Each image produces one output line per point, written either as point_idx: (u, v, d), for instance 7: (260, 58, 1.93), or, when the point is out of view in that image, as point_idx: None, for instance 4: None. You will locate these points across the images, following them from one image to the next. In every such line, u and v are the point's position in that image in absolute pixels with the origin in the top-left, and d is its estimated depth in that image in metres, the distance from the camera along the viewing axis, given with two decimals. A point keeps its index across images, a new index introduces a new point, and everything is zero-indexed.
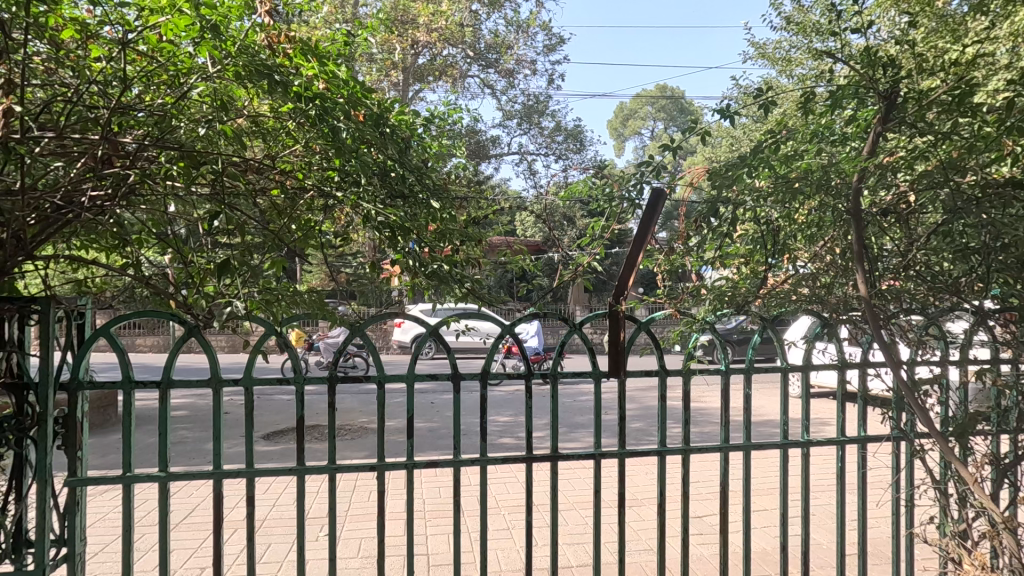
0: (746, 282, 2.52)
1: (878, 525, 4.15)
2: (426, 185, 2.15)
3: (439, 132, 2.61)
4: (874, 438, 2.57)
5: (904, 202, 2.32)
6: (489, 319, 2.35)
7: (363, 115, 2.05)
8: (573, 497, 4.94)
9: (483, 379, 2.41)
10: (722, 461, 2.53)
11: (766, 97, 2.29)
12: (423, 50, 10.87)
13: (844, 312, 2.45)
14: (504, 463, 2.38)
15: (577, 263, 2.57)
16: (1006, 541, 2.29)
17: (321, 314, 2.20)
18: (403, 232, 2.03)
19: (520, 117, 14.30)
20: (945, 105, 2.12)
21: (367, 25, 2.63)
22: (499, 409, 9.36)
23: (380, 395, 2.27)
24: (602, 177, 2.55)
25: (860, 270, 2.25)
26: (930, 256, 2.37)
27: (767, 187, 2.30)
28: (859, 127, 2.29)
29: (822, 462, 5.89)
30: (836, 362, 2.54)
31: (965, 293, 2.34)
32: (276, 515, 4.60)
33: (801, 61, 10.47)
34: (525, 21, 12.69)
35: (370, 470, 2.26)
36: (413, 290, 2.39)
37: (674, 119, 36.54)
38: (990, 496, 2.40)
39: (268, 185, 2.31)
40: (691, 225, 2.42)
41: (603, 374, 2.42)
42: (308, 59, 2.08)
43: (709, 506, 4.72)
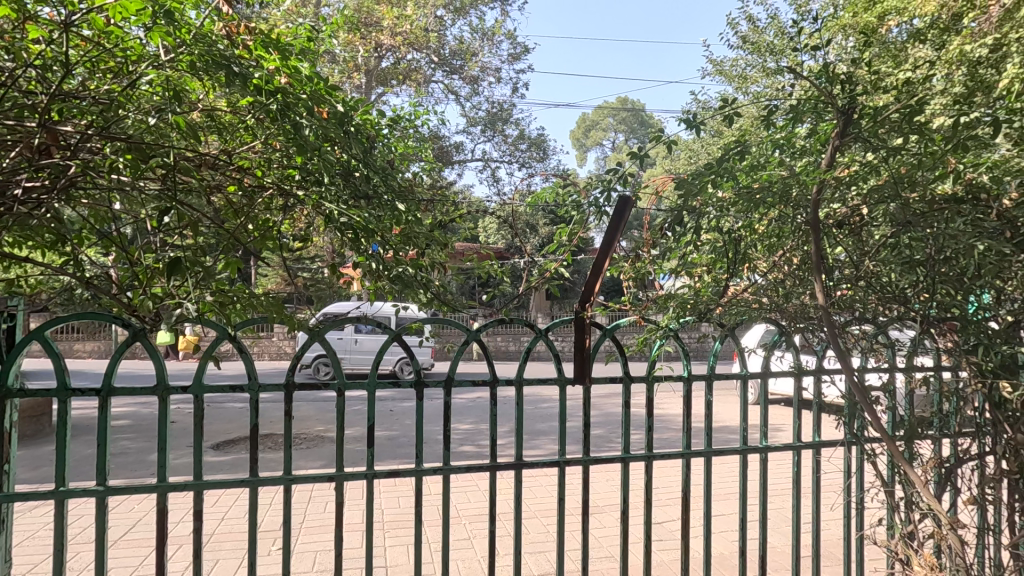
0: (708, 289, 2.50)
1: (830, 528, 4.32)
2: (391, 186, 2.09)
3: (405, 134, 2.61)
4: (827, 444, 2.62)
5: (857, 215, 2.39)
6: (452, 325, 2.27)
7: (327, 112, 1.94)
8: (534, 506, 4.93)
9: (448, 386, 2.25)
10: (685, 467, 2.49)
11: (729, 110, 2.27)
12: (387, 53, 10.74)
13: (800, 321, 2.53)
14: (466, 472, 2.26)
15: (544, 269, 2.56)
16: (952, 541, 2.36)
17: (278, 318, 2.03)
18: (365, 234, 1.93)
19: (484, 123, 14.31)
20: (896, 123, 2.16)
21: (331, 21, 2.59)
22: (462, 417, 9.32)
23: (338, 403, 2.09)
24: (568, 184, 2.47)
25: (817, 280, 2.32)
26: (880, 267, 2.36)
27: (730, 198, 2.28)
28: (819, 140, 2.30)
29: (776, 467, 6.10)
30: (792, 369, 2.61)
31: (912, 302, 2.38)
32: (225, 529, 4.39)
33: (756, 78, 10.90)
34: (490, 29, 12.73)
35: (327, 481, 2.10)
36: (376, 293, 2.32)
37: (635, 131, 37.47)
38: (935, 499, 2.48)
39: (223, 182, 2.22)
40: (655, 233, 2.48)
41: (568, 381, 2.36)
42: (270, 52, 1.96)
43: (669, 512, 4.79)
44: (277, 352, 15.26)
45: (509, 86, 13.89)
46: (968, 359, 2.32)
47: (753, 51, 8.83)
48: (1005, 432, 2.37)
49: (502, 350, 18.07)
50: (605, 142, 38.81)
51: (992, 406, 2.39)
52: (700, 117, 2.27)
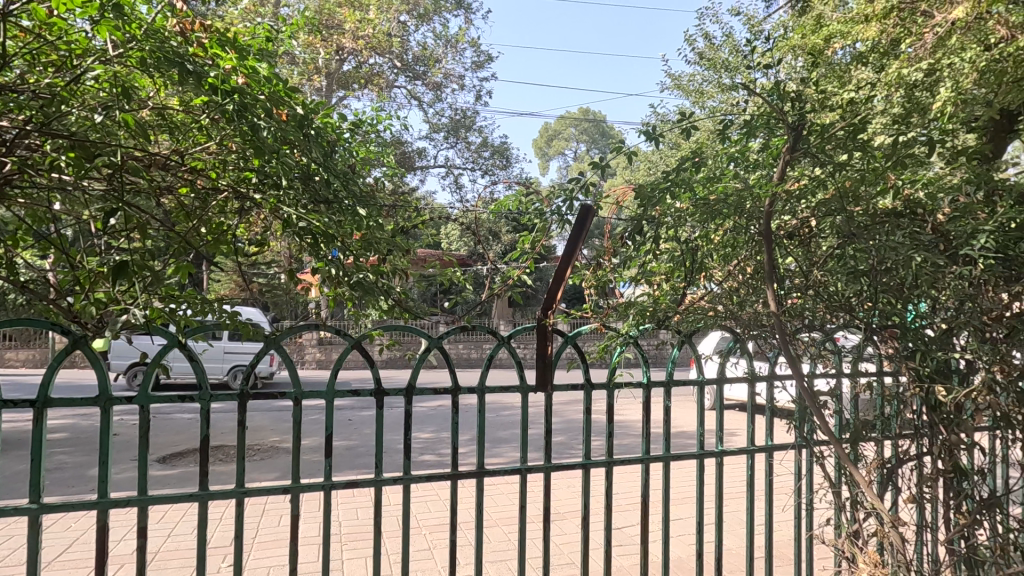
0: (666, 297, 2.57)
1: (781, 529, 4.47)
2: (352, 191, 2.04)
3: (367, 138, 2.61)
4: (779, 447, 2.71)
5: (806, 227, 2.49)
6: (414, 332, 2.25)
7: (287, 115, 1.92)
8: (495, 514, 4.91)
9: (408, 395, 2.19)
10: (644, 472, 2.52)
11: (686, 123, 2.33)
12: (348, 57, 10.59)
13: (754, 329, 2.62)
14: (427, 481, 2.23)
15: (506, 277, 2.57)
16: (893, 538, 2.47)
17: (233, 327, 1.96)
18: (326, 239, 1.89)
19: (447, 130, 14.27)
20: (840, 140, 2.26)
21: (291, 22, 2.53)
22: (422, 425, 9.21)
23: (295, 413, 2.02)
24: (531, 193, 2.50)
25: (770, 288, 2.40)
26: (828, 277, 2.48)
27: (688, 208, 2.34)
28: (771, 154, 2.39)
29: (731, 471, 6.28)
30: (746, 375, 2.70)
31: (857, 310, 2.48)
32: (171, 546, 4.19)
33: (712, 93, 11.28)
34: (453, 37, 12.74)
35: (282, 493, 2.03)
36: (336, 300, 2.28)
37: (597, 142, 38.16)
38: (879, 498, 2.58)
39: (174, 183, 2.15)
40: (616, 242, 2.51)
41: (530, 388, 2.36)
42: (226, 51, 1.92)
43: (629, 517, 4.86)
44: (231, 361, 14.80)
45: (472, 93, 13.91)
46: (907, 365, 2.45)
47: (709, 67, 9.13)
48: (941, 433, 2.46)
49: (464, 357, 18.00)
50: (567, 151, 39.37)
51: (928, 409, 2.48)
52: (659, 129, 2.33)
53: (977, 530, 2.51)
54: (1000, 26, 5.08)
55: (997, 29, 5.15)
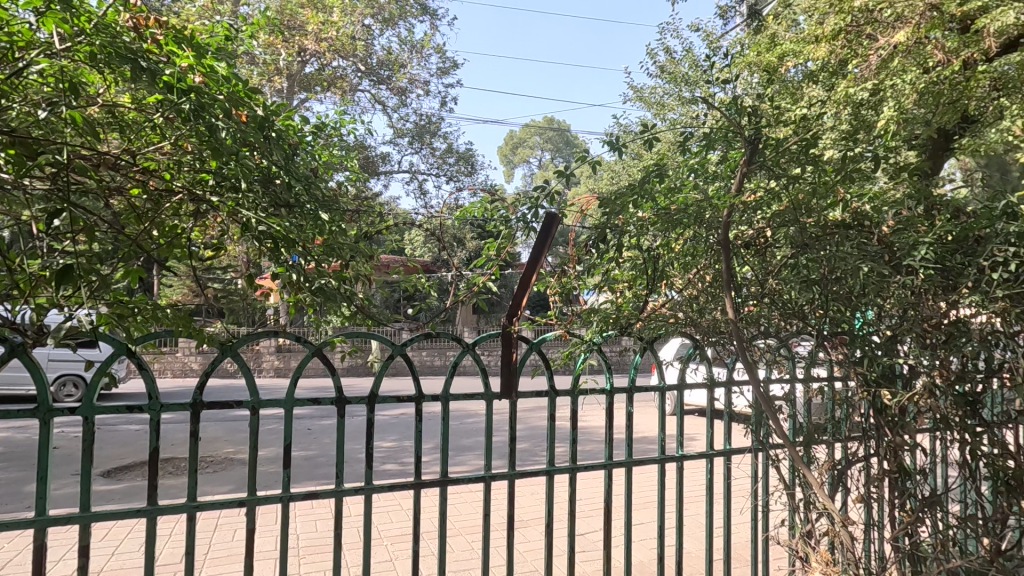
0: (629, 305, 2.61)
1: (739, 531, 4.59)
2: (314, 195, 2.03)
3: (330, 142, 2.57)
4: (737, 451, 2.78)
5: (761, 237, 2.58)
6: (377, 339, 2.20)
7: (246, 116, 1.86)
8: (459, 523, 4.86)
9: (371, 403, 2.15)
10: (607, 478, 2.54)
11: (649, 134, 2.37)
12: (310, 58, 10.39)
13: (712, 336, 2.69)
14: (389, 491, 2.19)
15: (471, 284, 2.56)
16: (844, 537, 2.56)
17: (185, 332, 1.88)
18: (286, 244, 1.83)
19: (412, 135, 14.18)
20: (793, 154, 2.35)
21: (251, 22, 2.47)
22: (385, 434, 9.07)
23: (252, 423, 1.96)
24: (496, 200, 2.50)
25: (727, 296, 2.47)
26: (783, 285, 2.57)
27: (650, 218, 2.40)
28: (728, 166, 2.45)
29: (691, 475, 6.41)
30: (705, 381, 2.77)
31: (810, 318, 2.58)
32: (116, 565, 3.98)
33: (673, 106, 11.59)
34: (419, 42, 12.70)
35: (238, 507, 1.95)
36: (296, 306, 2.23)
37: (561, 150, 38.59)
38: (830, 499, 2.67)
39: (124, 184, 2.05)
40: (580, 250, 2.57)
41: (495, 396, 2.35)
42: (182, 48, 1.85)
43: (592, 523, 4.89)
44: (183, 369, 14.23)
45: (437, 99, 13.88)
46: (856, 370, 2.54)
47: (670, 80, 9.40)
48: (887, 435, 2.58)
49: (428, 364, 17.86)
50: (532, 159, 39.67)
51: (875, 412, 2.60)
52: (622, 140, 2.37)
53: (920, 527, 2.61)
54: (936, 51, 5.40)
55: (934, 53, 5.46)
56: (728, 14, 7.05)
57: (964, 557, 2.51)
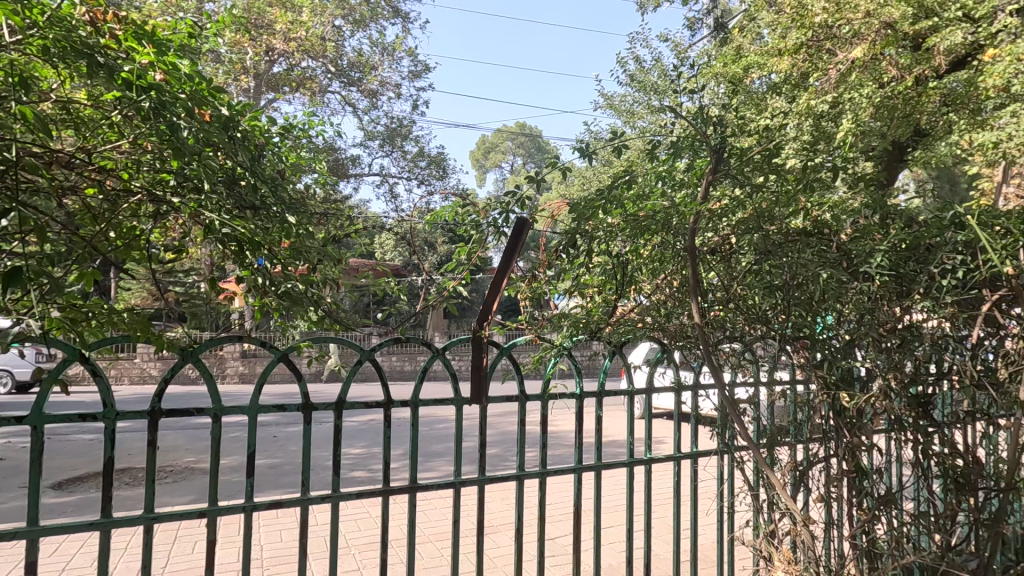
0: (599, 310, 2.67)
1: (705, 532, 4.67)
2: (281, 198, 1.94)
3: (298, 143, 2.53)
4: (703, 453, 2.82)
5: (726, 244, 2.66)
6: (344, 343, 2.15)
7: (210, 115, 1.82)
8: (428, 530, 4.81)
9: (338, 409, 2.11)
10: (576, 482, 2.55)
11: (618, 141, 2.40)
12: (278, 58, 10.19)
13: (680, 340, 2.74)
14: (357, 499, 2.15)
15: (442, 288, 2.56)
16: (805, 536, 2.63)
17: (142, 338, 1.82)
18: (252, 247, 1.80)
19: (383, 138, 14.05)
20: (758, 163, 2.39)
21: (217, 19, 2.41)
22: (353, 440, 8.92)
23: (213, 431, 1.89)
24: (467, 204, 2.50)
25: (693, 301, 2.51)
26: (747, 291, 2.64)
27: (619, 224, 2.41)
28: (695, 174, 2.52)
29: (659, 478, 6.50)
30: (673, 385, 2.81)
31: (773, 323, 2.62)
32: None
33: (642, 114, 11.79)
34: (390, 45, 12.62)
35: (198, 518, 1.88)
36: (262, 310, 2.18)
37: (533, 156, 38.82)
38: (793, 499, 2.74)
39: (80, 183, 1.98)
40: (551, 255, 2.59)
41: (464, 401, 2.34)
42: (143, 45, 1.80)
43: (561, 527, 4.91)
44: (141, 376, 13.74)
45: (409, 102, 13.79)
46: (816, 373, 2.62)
47: (640, 88, 9.59)
48: (845, 436, 2.65)
49: (398, 369, 17.68)
50: (504, 165, 39.79)
51: (835, 415, 2.67)
52: (592, 147, 2.38)
53: (877, 525, 2.70)
54: (891, 67, 5.87)
55: (888, 68, 5.93)
56: (695, 26, 7.24)
57: (917, 553, 2.61)
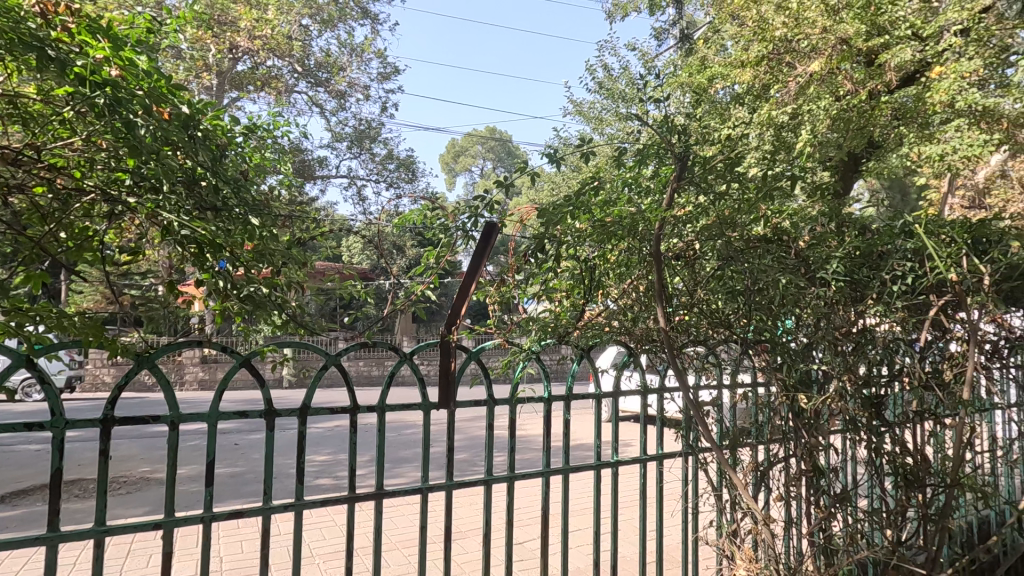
0: (567, 314, 2.68)
1: (670, 533, 4.75)
2: (244, 199, 1.89)
3: (262, 144, 2.48)
4: (668, 455, 2.87)
5: (691, 249, 2.68)
6: (310, 348, 2.09)
7: (169, 113, 1.76)
8: (395, 537, 4.75)
9: (303, 415, 2.06)
10: (544, 485, 2.56)
11: (586, 148, 2.42)
12: (242, 56, 9.94)
13: (645, 343, 2.79)
14: (322, 506, 2.10)
15: (411, 293, 2.57)
16: (766, 535, 2.70)
17: (94, 344, 1.74)
18: (213, 249, 1.75)
19: (351, 140, 13.85)
20: (720, 171, 2.43)
21: (177, 14, 2.35)
22: (319, 447, 8.75)
23: (171, 440, 1.82)
24: (436, 208, 2.48)
25: (659, 306, 2.57)
26: (710, 295, 2.75)
27: (586, 230, 2.44)
28: (660, 182, 2.55)
29: (626, 480, 6.58)
30: (639, 388, 2.85)
31: (735, 327, 2.74)
32: None
33: (610, 121, 11.98)
34: (359, 46, 12.47)
35: (153, 530, 1.80)
36: (223, 315, 2.11)
37: (503, 160, 38.92)
38: (755, 499, 2.81)
39: (28, 181, 1.89)
40: (519, 259, 2.58)
41: (432, 406, 2.32)
42: (97, 39, 1.74)
43: (530, 531, 4.93)
44: (93, 382, 13.17)
45: (377, 105, 13.65)
46: (776, 376, 2.70)
47: (608, 96, 9.74)
48: (804, 436, 2.72)
49: (365, 374, 17.42)
50: (474, 169, 39.77)
51: (794, 415, 2.75)
52: (561, 152, 2.41)
53: (833, 522, 2.80)
54: (846, 81, 6.11)
55: (844, 83, 6.19)
56: (661, 36, 7.40)
57: (870, 548, 2.70)
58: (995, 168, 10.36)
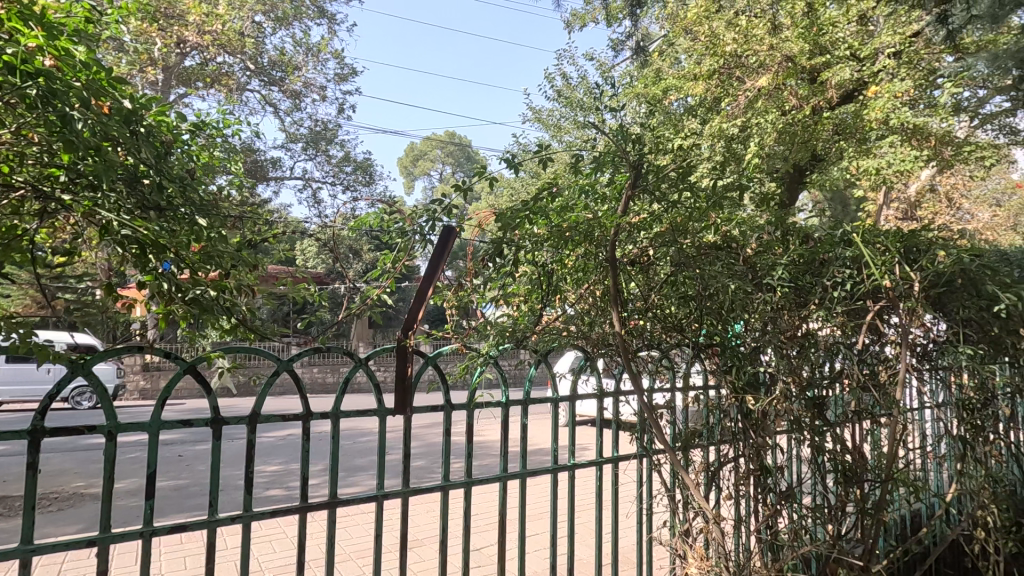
0: (525, 318, 2.72)
1: (625, 535, 4.83)
2: (190, 199, 1.87)
3: (210, 143, 2.39)
4: (624, 458, 2.91)
5: (645, 255, 2.77)
6: (261, 354, 2.01)
7: (110, 107, 1.69)
8: (349, 548, 4.63)
9: (252, 422, 1.98)
10: (502, 489, 2.55)
11: (544, 154, 2.44)
12: (190, 51, 9.56)
13: (601, 347, 2.83)
14: (272, 518, 2.02)
15: (366, 297, 2.47)
16: (717, 533, 2.77)
17: (24, 350, 1.65)
18: (156, 250, 1.66)
19: (306, 141, 13.52)
20: (673, 180, 2.49)
21: (122, 7, 2.29)
22: (269, 457, 8.47)
23: (108, 451, 1.71)
24: (394, 212, 2.45)
25: (614, 311, 2.61)
26: (664, 300, 2.83)
27: (544, 235, 2.48)
28: (615, 190, 2.56)
29: (582, 483, 6.66)
30: (596, 392, 2.89)
31: (687, 331, 2.82)
32: None
33: (569, 128, 12.16)
34: (315, 45, 12.21)
35: (86, 547, 1.69)
36: (166, 319, 2.01)
37: (462, 165, 38.85)
38: (706, 499, 2.88)
39: None
40: (478, 264, 2.57)
41: (388, 412, 2.28)
42: (28, 25, 1.62)
43: (487, 537, 4.91)
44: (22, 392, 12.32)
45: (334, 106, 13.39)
46: (726, 379, 2.80)
47: (566, 104, 9.88)
48: (752, 436, 2.81)
49: (319, 381, 17.00)
50: (433, 173, 39.55)
51: (743, 417, 2.84)
52: (519, 158, 2.40)
53: (779, 519, 2.90)
54: (791, 96, 6.46)
55: (788, 98, 6.52)
56: (619, 47, 7.56)
57: (813, 543, 2.82)
58: (924, 183, 11.07)
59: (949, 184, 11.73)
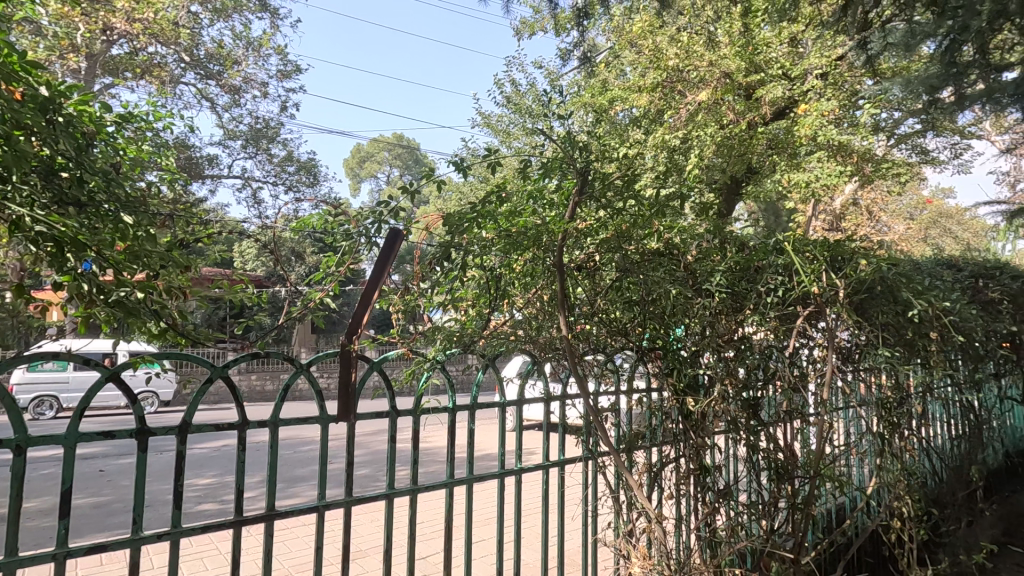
0: (473, 323, 2.69)
1: (570, 537, 4.88)
2: (116, 195, 1.76)
3: (139, 136, 2.26)
4: (570, 461, 2.94)
5: (591, 261, 2.82)
6: (193, 360, 1.88)
7: (23, 94, 1.56)
8: (288, 562, 4.45)
9: (182, 432, 1.86)
10: (448, 496, 2.51)
11: (493, 159, 2.43)
12: (118, 39, 8.96)
13: (548, 351, 2.85)
14: (202, 533, 1.90)
15: (307, 300, 2.37)
16: (659, 532, 2.84)
17: None
18: (75, 248, 1.54)
19: (246, 138, 12.95)
20: (619, 188, 2.56)
21: None
22: (202, 469, 8.02)
23: (14, 468, 1.55)
24: (339, 213, 2.37)
25: (562, 314, 2.63)
26: (609, 305, 2.85)
27: (493, 239, 2.45)
28: (562, 196, 2.59)
29: (529, 487, 6.68)
30: (542, 396, 2.90)
31: (631, 335, 2.87)
32: None
33: (517, 135, 12.23)
34: (257, 40, 11.73)
35: None
36: (87, 323, 1.87)
37: (410, 168, 38.39)
38: (649, 499, 2.95)
39: None
40: (425, 267, 2.58)
41: (329, 419, 2.20)
42: None
43: (433, 544, 4.84)
44: None
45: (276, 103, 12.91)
46: (667, 381, 2.89)
47: (515, 110, 9.93)
48: (691, 437, 2.90)
49: (257, 389, 16.30)
50: (380, 175, 38.89)
51: (683, 418, 2.93)
52: (468, 162, 2.39)
53: (717, 517, 3.00)
54: (729, 111, 6.82)
55: (726, 113, 6.82)
56: (567, 56, 7.68)
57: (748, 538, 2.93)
58: (847, 196, 11.85)
59: (869, 198, 12.61)
